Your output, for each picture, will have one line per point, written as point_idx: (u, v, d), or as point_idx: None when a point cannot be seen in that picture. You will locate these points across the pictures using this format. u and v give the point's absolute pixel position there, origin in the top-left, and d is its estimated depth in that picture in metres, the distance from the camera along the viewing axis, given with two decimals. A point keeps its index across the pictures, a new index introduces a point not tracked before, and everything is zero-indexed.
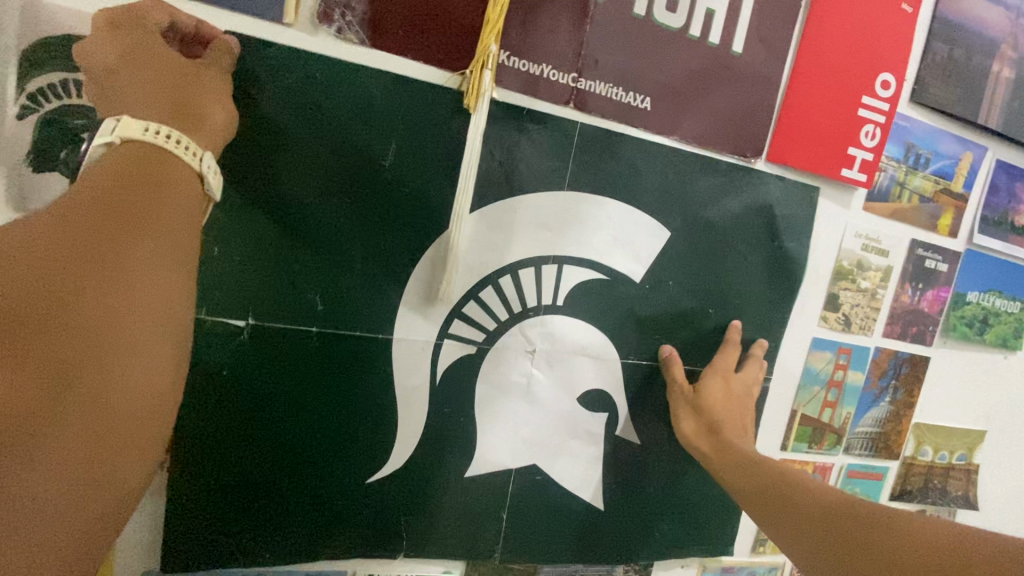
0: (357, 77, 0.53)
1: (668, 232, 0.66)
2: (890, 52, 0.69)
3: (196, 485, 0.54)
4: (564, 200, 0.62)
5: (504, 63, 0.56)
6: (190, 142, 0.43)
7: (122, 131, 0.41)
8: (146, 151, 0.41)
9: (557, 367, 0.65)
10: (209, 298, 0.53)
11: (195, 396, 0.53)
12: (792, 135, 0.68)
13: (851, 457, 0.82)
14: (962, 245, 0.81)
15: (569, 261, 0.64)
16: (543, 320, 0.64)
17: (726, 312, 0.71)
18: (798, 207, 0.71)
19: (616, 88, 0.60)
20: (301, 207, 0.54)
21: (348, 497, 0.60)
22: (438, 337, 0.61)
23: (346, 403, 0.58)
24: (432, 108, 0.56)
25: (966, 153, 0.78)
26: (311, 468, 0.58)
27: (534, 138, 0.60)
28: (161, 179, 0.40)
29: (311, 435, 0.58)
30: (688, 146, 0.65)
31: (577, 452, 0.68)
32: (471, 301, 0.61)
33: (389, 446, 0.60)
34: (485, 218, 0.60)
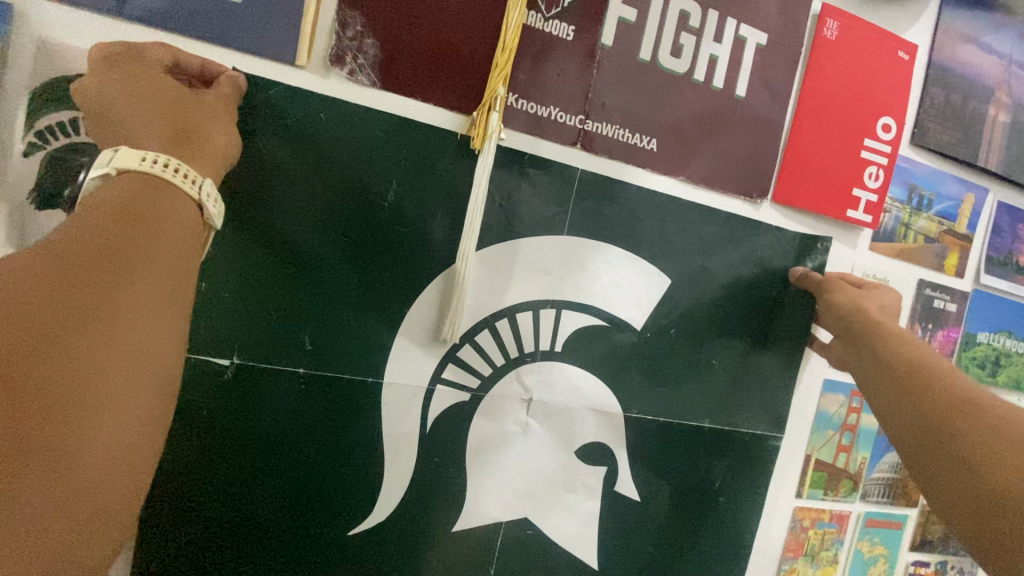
0: (359, 116, 0.53)
1: (669, 279, 0.66)
2: (890, 97, 0.70)
3: (172, 529, 0.51)
4: (564, 245, 0.62)
5: (512, 105, 0.57)
6: (187, 168, 0.43)
7: (120, 161, 0.41)
8: (144, 179, 0.41)
9: (556, 417, 0.64)
10: (198, 335, 0.51)
11: (179, 437, 0.51)
12: (797, 177, 0.68)
13: (869, 504, 0.78)
14: (969, 285, 0.81)
15: (566, 307, 0.63)
16: (541, 366, 0.62)
17: (735, 354, 0.69)
18: (800, 250, 0.70)
19: (623, 130, 0.61)
20: (297, 246, 0.53)
21: (330, 546, 0.57)
22: (430, 381, 0.59)
23: (335, 446, 0.56)
24: (439, 149, 0.56)
25: (968, 195, 0.78)
26: (297, 513, 0.55)
27: (540, 181, 0.60)
28: (158, 206, 0.40)
29: (298, 478, 0.55)
30: (694, 187, 0.65)
31: (582, 502, 0.65)
32: (467, 344, 0.60)
33: (378, 492, 0.58)
34: (487, 259, 0.59)
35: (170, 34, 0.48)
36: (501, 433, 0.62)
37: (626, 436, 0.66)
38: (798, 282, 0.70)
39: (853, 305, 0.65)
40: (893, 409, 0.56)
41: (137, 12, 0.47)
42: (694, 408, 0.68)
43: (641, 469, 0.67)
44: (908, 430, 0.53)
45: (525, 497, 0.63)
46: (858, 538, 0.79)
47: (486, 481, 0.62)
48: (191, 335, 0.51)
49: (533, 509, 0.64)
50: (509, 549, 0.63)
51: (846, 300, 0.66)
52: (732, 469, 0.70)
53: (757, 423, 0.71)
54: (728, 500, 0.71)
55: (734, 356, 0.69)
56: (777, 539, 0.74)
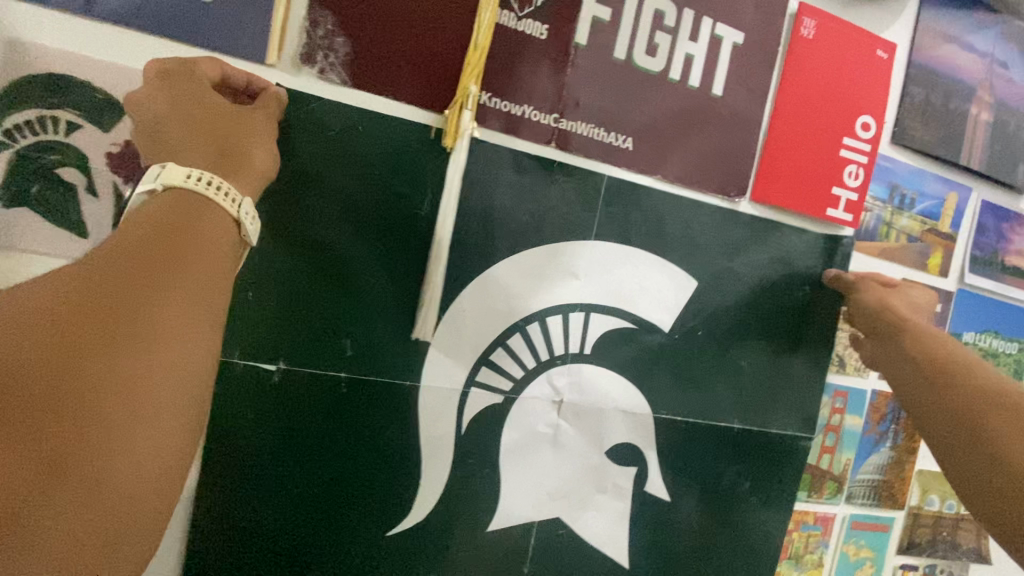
0: (391, 125, 0.55)
1: (695, 282, 0.67)
2: (869, 96, 0.70)
3: (215, 536, 0.51)
4: (591, 249, 0.62)
5: (485, 103, 0.57)
6: (230, 187, 0.42)
7: (165, 178, 0.40)
8: (185, 198, 0.40)
9: (586, 419, 0.63)
10: (237, 339, 0.51)
11: (222, 444, 0.51)
12: (776, 175, 0.68)
13: (854, 507, 0.78)
14: (954, 284, 0.80)
15: (597, 309, 0.63)
16: (571, 369, 0.62)
17: (719, 355, 0.68)
18: (780, 248, 0.70)
19: (598, 129, 0.61)
20: (335, 250, 0.54)
21: (367, 550, 0.56)
22: (464, 385, 0.59)
23: (374, 450, 0.56)
24: (429, 150, 0.56)
25: (951, 193, 0.78)
26: (336, 519, 0.55)
27: (516, 179, 0.59)
28: (198, 226, 0.39)
29: (337, 485, 0.55)
30: (672, 185, 0.64)
31: (604, 506, 0.65)
32: (498, 347, 0.60)
33: (413, 498, 0.58)
34: (520, 263, 0.60)
35: (140, 33, 0.48)
36: (484, 437, 0.60)
37: (655, 438, 0.66)
38: (830, 283, 0.71)
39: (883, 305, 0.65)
40: (928, 410, 0.58)
41: (107, 11, 0.48)
42: (678, 410, 0.67)
43: (672, 468, 0.67)
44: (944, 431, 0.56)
45: (518, 501, 0.61)
46: (843, 541, 0.78)
47: (464, 489, 0.59)
48: (230, 339, 0.51)
49: (567, 509, 0.63)
50: (542, 551, 0.63)
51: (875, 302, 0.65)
52: (755, 470, 0.70)
53: (787, 423, 0.71)
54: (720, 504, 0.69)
55: (718, 356, 0.68)
56: (771, 546, 0.72)
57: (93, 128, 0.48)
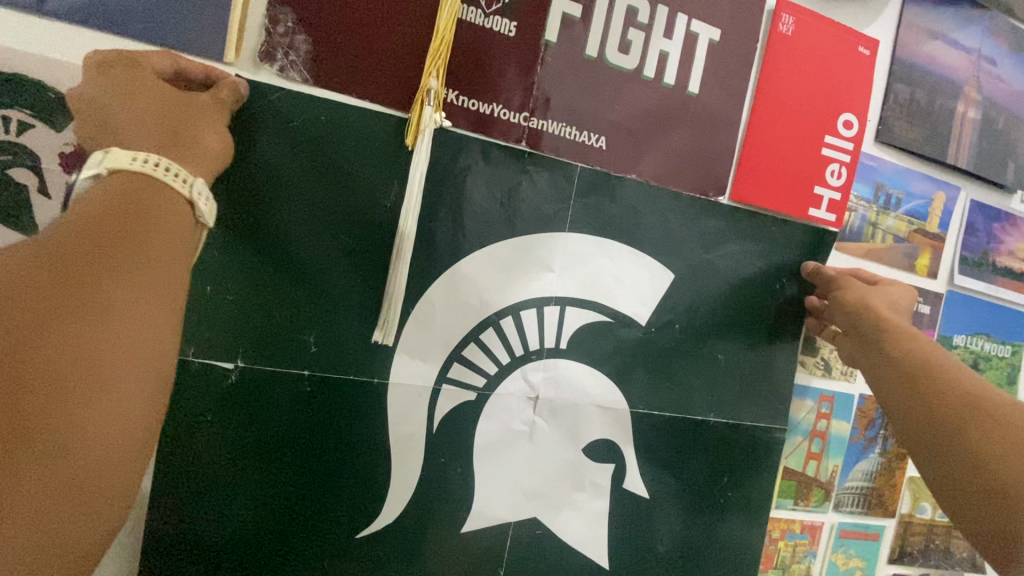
0: (356, 118, 0.53)
1: (672, 274, 0.65)
2: (852, 93, 0.69)
3: (174, 537, 0.49)
4: (567, 242, 0.61)
5: (452, 102, 0.56)
6: (178, 167, 0.40)
7: (110, 161, 0.38)
8: (133, 181, 0.38)
9: (562, 416, 0.62)
10: (196, 337, 0.50)
11: (181, 442, 0.50)
12: (756, 174, 0.66)
13: (843, 515, 0.75)
14: (943, 286, 0.78)
15: (573, 304, 0.62)
16: (547, 364, 0.61)
17: (699, 358, 0.67)
18: (762, 248, 0.68)
19: (570, 127, 0.59)
20: (298, 247, 0.53)
21: (335, 555, 0.55)
22: (436, 381, 0.57)
23: (340, 452, 0.55)
24: (395, 147, 0.55)
25: (939, 193, 0.76)
26: (300, 521, 0.53)
27: (482, 174, 0.58)
28: (150, 206, 0.37)
29: (301, 486, 0.53)
30: (649, 185, 0.63)
31: (582, 504, 0.63)
32: (471, 342, 0.58)
33: (382, 497, 0.56)
34: (493, 256, 0.59)
35: (95, 31, 0.47)
36: (451, 441, 0.58)
37: (633, 434, 0.64)
38: (810, 277, 0.69)
39: (863, 303, 0.63)
40: (909, 410, 0.55)
41: (61, 10, 0.47)
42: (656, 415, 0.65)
43: (651, 463, 0.65)
44: (922, 433, 0.54)
45: (490, 509, 0.60)
46: (832, 550, 0.75)
47: (433, 496, 0.58)
48: (189, 336, 0.50)
49: (537, 518, 0.62)
50: (516, 562, 0.61)
51: (856, 299, 0.64)
52: (725, 465, 0.68)
53: (760, 415, 0.69)
54: (702, 509, 0.67)
55: (695, 357, 0.67)
56: (755, 553, 0.70)
57: (46, 128, 0.47)
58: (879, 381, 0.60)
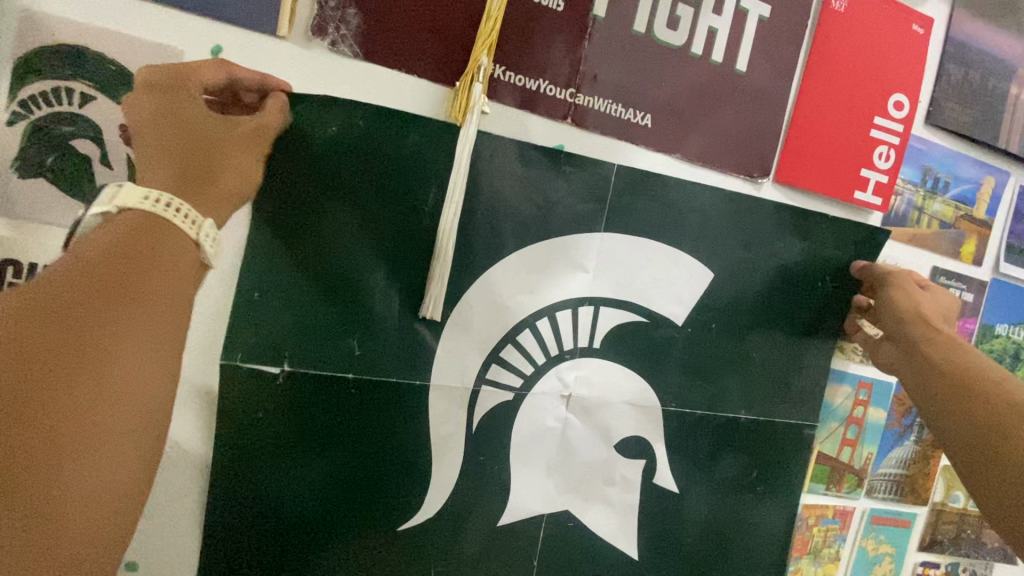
0: (394, 122, 0.53)
1: (711, 271, 0.65)
2: (903, 73, 0.67)
3: (231, 534, 0.52)
4: (604, 243, 0.61)
5: (499, 77, 0.55)
6: (193, 210, 0.42)
7: (121, 200, 0.40)
8: (135, 219, 0.40)
9: (594, 413, 0.62)
10: (244, 342, 0.51)
11: (232, 445, 0.52)
12: (801, 156, 0.65)
13: (875, 501, 0.75)
14: (987, 274, 0.76)
15: (609, 304, 0.62)
16: (581, 364, 0.61)
17: (735, 339, 0.66)
18: (804, 227, 0.66)
19: (615, 105, 0.59)
20: (341, 252, 0.53)
21: (376, 552, 0.56)
22: (474, 382, 0.58)
23: (379, 451, 0.56)
24: (436, 140, 0.55)
25: (988, 178, 0.74)
26: (346, 518, 0.55)
27: (524, 147, 0.57)
28: (147, 243, 0.39)
29: (345, 485, 0.55)
30: (692, 165, 0.62)
31: (611, 498, 0.64)
32: (508, 343, 0.59)
33: (422, 492, 0.57)
34: (527, 258, 0.59)
35: (154, 4, 0.48)
36: (489, 414, 0.59)
37: (665, 432, 0.65)
38: (858, 275, 0.68)
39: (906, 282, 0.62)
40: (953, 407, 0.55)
41: None
42: (691, 394, 0.65)
43: (683, 460, 0.66)
44: (965, 436, 0.53)
45: (524, 477, 0.61)
46: (862, 535, 0.75)
47: (472, 464, 0.59)
48: (238, 341, 0.51)
49: (573, 502, 0.62)
50: (551, 537, 0.62)
51: None
52: (751, 452, 0.68)
53: (792, 412, 0.69)
54: (731, 495, 0.68)
55: (730, 339, 0.66)
56: (784, 534, 0.70)
57: (107, 101, 0.48)
58: (922, 388, 0.59)
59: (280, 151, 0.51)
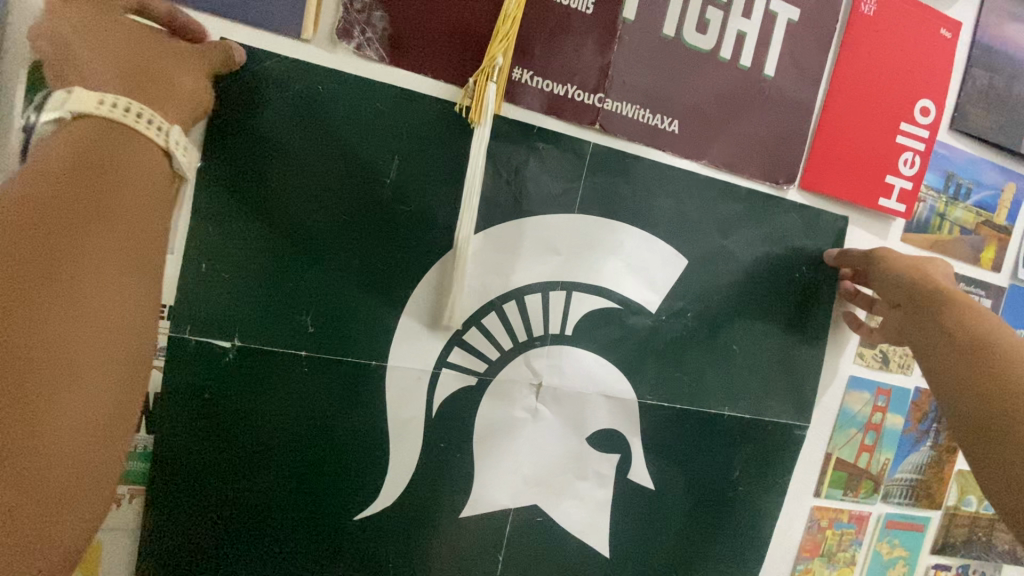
0: (356, 88, 0.50)
1: (685, 260, 0.62)
2: (930, 78, 0.66)
3: (172, 514, 0.49)
4: (579, 225, 0.58)
5: (526, 82, 0.54)
6: (154, 114, 0.40)
7: (75, 105, 0.37)
8: (94, 125, 0.37)
9: (566, 403, 0.59)
10: (190, 315, 0.48)
11: (174, 420, 0.48)
12: (826, 162, 0.64)
13: (890, 506, 0.76)
14: (1006, 280, 0.76)
15: (579, 289, 0.59)
16: (552, 351, 0.58)
17: (757, 346, 0.65)
18: (818, 238, 0.66)
19: (643, 109, 0.57)
20: (296, 227, 0.50)
21: (330, 541, 0.53)
22: (435, 365, 0.55)
23: (336, 436, 0.53)
24: (399, 113, 0.52)
25: (1009, 184, 0.74)
26: (299, 503, 0.52)
27: (550, 154, 0.56)
28: (103, 146, 0.37)
29: (297, 468, 0.52)
30: (718, 171, 0.61)
31: (583, 494, 0.61)
32: (473, 327, 0.56)
33: (378, 484, 0.54)
34: (491, 239, 0.56)
35: None
36: (511, 423, 0.58)
37: (640, 424, 0.62)
38: (835, 264, 0.66)
39: None
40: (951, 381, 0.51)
41: None
42: (715, 402, 0.64)
43: (658, 456, 0.63)
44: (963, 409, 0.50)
45: (547, 487, 0.60)
46: (878, 540, 0.76)
47: (493, 473, 0.58)
48: (183, 312, 0.48)
49: (543, 496, 0.60)
50: (572, 545, 0.61)
51: None
52: (752, 454, 0.66)
53: (779, 409, 0.67)
54: (752, 504, 0.67)
55: (753, 347, 0.65)
56: (795, 535, 0.71)
57: None
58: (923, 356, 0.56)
59: (233, 117, 0.48)
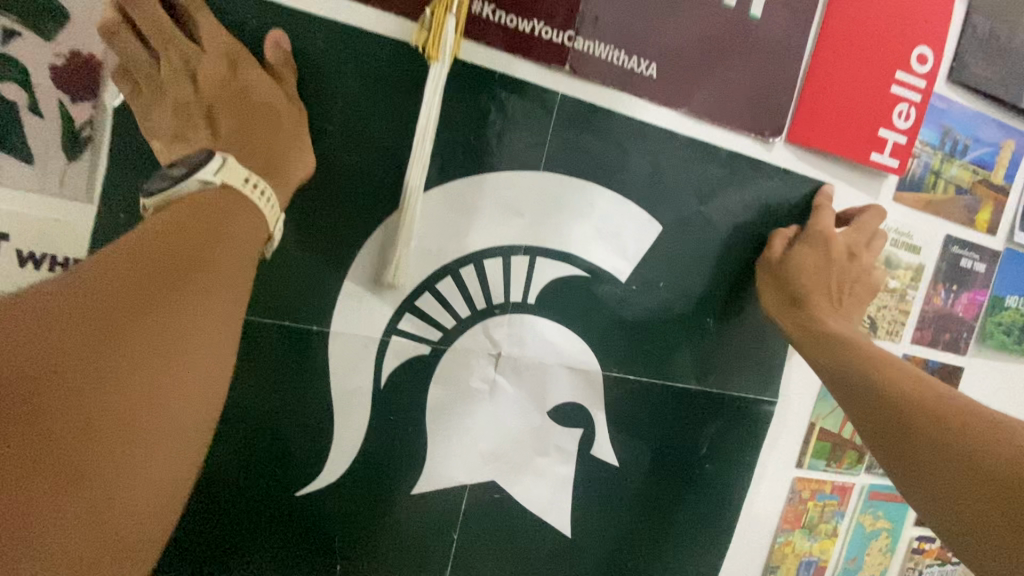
0: (296, 22, 0.46)
1: (657, 226, 0.58)
2: (929, 23, 0.61)
3: None
4: (543, 184, 0.54)
5: (487, 17, 0.49)
6: (270, 191, 0.42)
7: (224, 174, 0.39)
8: (234, 199, 0.39)
9: (527, 375, 0.56)
10: None
11: None
12: (815, 114, 0.60)
13: (874, 476, 0.73)
14: (1001, 244, 0.73)
15: (543, 253, 0.55)
16: (512, 320, 0.54)
17: (734, 310, 0.62)
18: (799, 200, 0.62)
19: (617, 51, 0.52)
20: None
21: (274, 513, 0.50)
22: (385, 332, 0.51)
23: (277, 404, 0.49)
24: (342, 51, 0.47)
25: (1009, 140, 0.70)
26: (237, 474, 0.49)
27: (514, 99, 0.51)
28: (236, 221, 0.38)
29: (235, 437, 0.49)
30: (699, 122, 0.57)
31: (544, 471, 0.58)
32: (426, 292, 0.52)
33: (324, 455, 0.51)
34: (447, 197, 0.51)
35: None
36: (473, 389, 0.54)
37: (605, 398, 0.59)
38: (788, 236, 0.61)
39: None
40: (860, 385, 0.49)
41: None
42: (691, 369, 0.61)
43: (623, 433, 0.60)
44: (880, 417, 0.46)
45: (511, 456, 0.57)
46: (861, 511, 0.74)
47: (455, 442, 0.55)
48: None
49: (502, 472, 0.57)
50: (539, 516, 0.58)
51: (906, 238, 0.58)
52: (727, 423, 0.63)
53: (751, 385, 0.64)
54: (727, 474, 0.65)
55: (729, 314, 0.62)
56: (774, 507, 0.68)
57: (34, 37, 0.41)
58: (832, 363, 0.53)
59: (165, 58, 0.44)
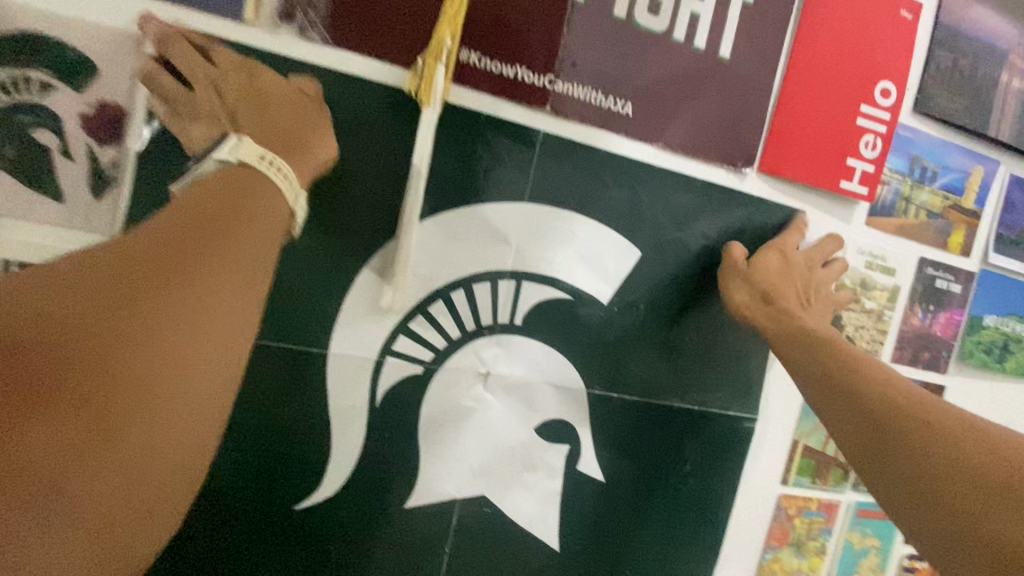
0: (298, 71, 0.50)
1: (637, 251, 0.61)
2: (890, 60, 0.65)
3: None
4: (528, 214, 0.58)
5: (473, 64, 0.54)
6: (287, 167, 0.43)
7: (240, 153, 0.41)
8: (250, 175, 0.41)
9: (515, 393, 0.59)
10: None
11: None
12: (785, 145, 0.64)
13: (861, 494, 0.74)
14: (976, 265, 0.76)
15: (529, 277, 0.58)
16: (500, 341, 0.58)
17: (714, 330, 0.65)
18: (773, 225, 0.66)
19: (595, 91, 0.57)
20: None
21: (274, 525, 0.53)
22: (380, 353, 0.55)
23: (278, 421, 0.53)
24: (341, 96, 0.52)
25: (977, 167, 0.73)
26: (241, 486, 0.52)
27: (499, 136, 0.56)
28: (253, 198, 0.40)
29: (239, 452, 0.52)
30: (674, 154, 0.61)
31: (532, 486, 0.60)
32: (419, 315, 0.56)
33: (322, 470, 0.54)
34: (438, 227, 0.55)
35: None
36: (462, 407, 0.57)
37: (590, 416, 0.61)
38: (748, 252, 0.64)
39: None
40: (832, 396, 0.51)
41: None
42: (673, 387, 0.64)
43: (608, 449, 0.62)
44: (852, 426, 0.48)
45: (500, 471, 0.59)
46: (849, 528, 0.75)
47: (446, 458, 0.58)
48: None
49: (491, 487, 0.59)
50: (527, 529, 0.60)
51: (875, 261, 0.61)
52: (710, 440, 0.66)
53: (733, 403, 0.66)
54: (711, 490, 0.67)
55: (709, 334, 0.65)
56: (761, 523, 0.70)
57: (67, 89, 0.47)
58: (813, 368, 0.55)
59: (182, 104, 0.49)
